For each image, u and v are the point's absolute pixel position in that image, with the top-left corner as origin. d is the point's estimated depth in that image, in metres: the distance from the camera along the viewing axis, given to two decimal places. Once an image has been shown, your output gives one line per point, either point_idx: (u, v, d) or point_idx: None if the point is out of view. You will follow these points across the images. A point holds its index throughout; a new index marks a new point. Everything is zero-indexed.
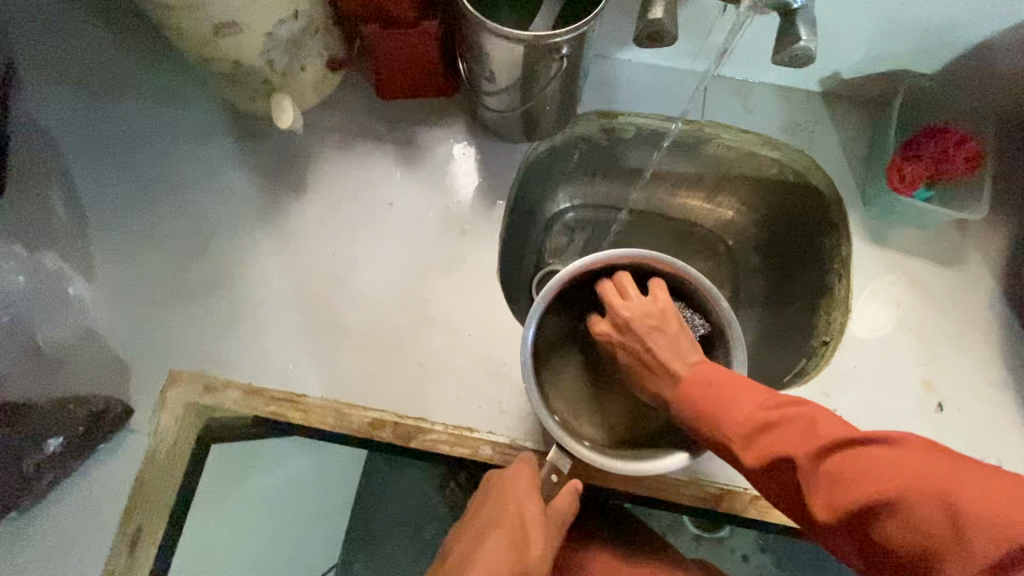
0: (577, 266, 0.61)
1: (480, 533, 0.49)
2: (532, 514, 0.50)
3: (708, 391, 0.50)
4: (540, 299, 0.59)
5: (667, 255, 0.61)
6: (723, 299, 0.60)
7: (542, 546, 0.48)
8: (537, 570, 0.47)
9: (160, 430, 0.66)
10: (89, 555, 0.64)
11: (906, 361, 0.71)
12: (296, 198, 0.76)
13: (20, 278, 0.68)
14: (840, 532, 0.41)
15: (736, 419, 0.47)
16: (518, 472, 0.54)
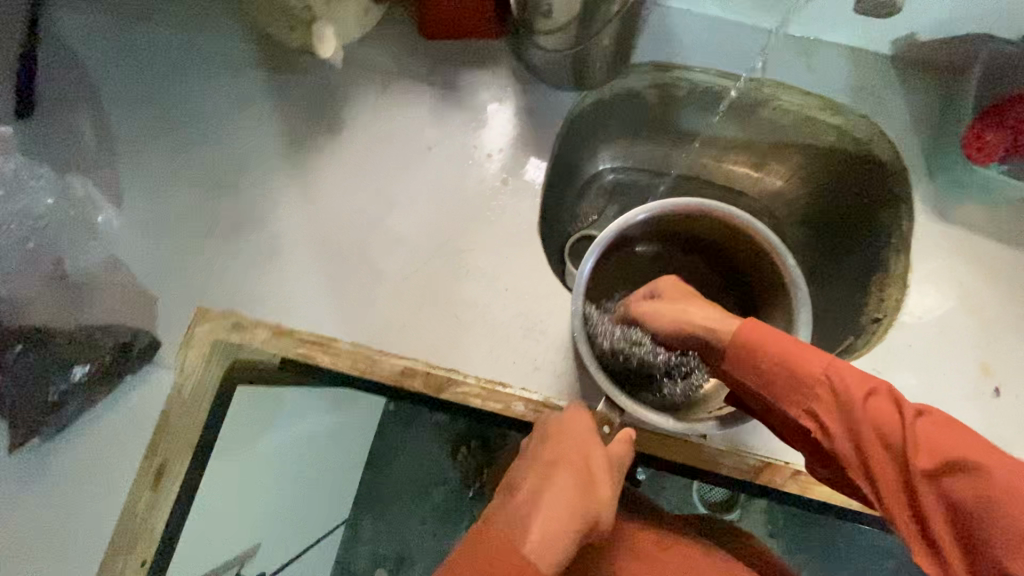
0: (641, 210, 0.62)
1: (545, 473, 0.46)
2: (598, 461, 0.48)
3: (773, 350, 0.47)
4: (595, 247, 0.60)
5: (735, 209, 0.61)
6: (789, 257, 0.60)
7: (608, 488, 0.47)
8: (607, 510, 0.45)
9: (186, 366, 0.65)
10: (116, 486, 0.63)
11: (964, 342, 0.68)
12: (333, 138, 0.73)
13: (49, 201, 0.64)
14: (923, 483, 0.40)
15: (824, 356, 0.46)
16: (575, 413, 0.51)
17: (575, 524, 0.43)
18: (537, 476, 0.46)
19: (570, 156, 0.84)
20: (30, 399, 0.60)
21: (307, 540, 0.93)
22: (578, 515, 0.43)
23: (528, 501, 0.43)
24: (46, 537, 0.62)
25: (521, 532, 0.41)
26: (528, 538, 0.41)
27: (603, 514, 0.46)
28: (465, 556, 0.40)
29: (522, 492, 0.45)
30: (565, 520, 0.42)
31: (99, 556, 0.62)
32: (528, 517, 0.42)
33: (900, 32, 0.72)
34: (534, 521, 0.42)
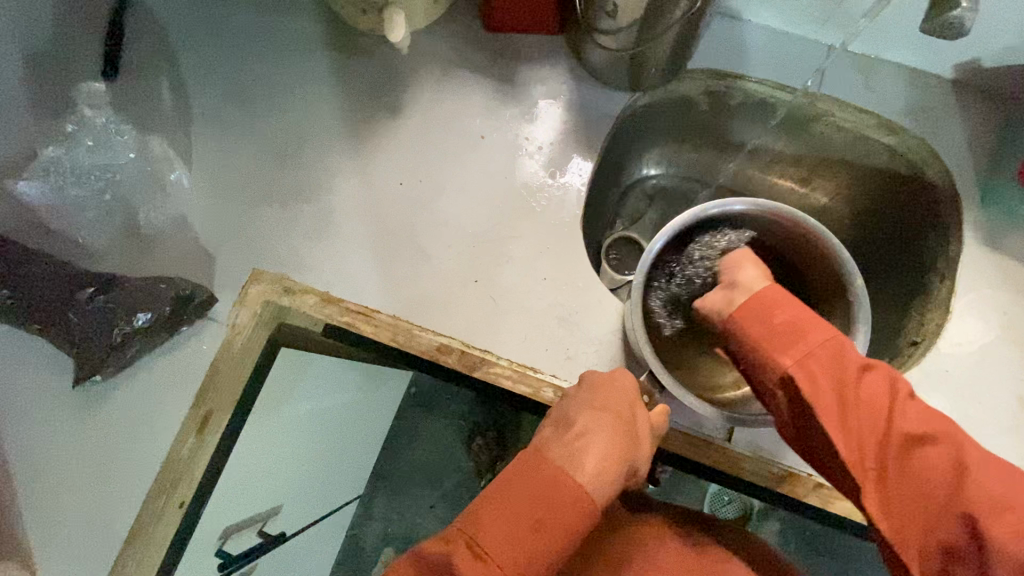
0: (714, 206, 0.64)
1: (599, 419, 0.48)
2: (641, 419, 0.50)
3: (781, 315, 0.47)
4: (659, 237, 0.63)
5: (799, 212, 0.63)
6: (859, 278, 0.61)
7: (645, 448, 0.50)
8: (640, 466, 0.49)
9: (238, 322, 0.68)
10: (166, 427, 0.67)
11: (1003, 373, 0.67)
12: (390, 120, 0.76)
13: (132, 155, 0.71)
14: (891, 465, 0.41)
15: (815, 338, 0.45)
16: (623, 375, 0.52)
17: (621, 471, 0.45)
18: (589, 418, 0.47)
19: (617, 156, 0.85)
20: (97, 338, 0.65)
21: (330, 508, 0.96)
22: (625, 464, 0.46)
23: (582, 442, 0.46)
24: (100, 466, 0.66)
25: (577, 467, 0.44)
26: (584, 472, 0.43)
27: (637, 464, 0.49)
28: (520, 476, 0.42)
29: (574, 431, 0.47)
30: (614, 464, 0.45)
31: (144, 490, 0.66)
32: (583, 454, 0.45)
33: (964, 55, 0.72)
34: (589, 459, 0.44)
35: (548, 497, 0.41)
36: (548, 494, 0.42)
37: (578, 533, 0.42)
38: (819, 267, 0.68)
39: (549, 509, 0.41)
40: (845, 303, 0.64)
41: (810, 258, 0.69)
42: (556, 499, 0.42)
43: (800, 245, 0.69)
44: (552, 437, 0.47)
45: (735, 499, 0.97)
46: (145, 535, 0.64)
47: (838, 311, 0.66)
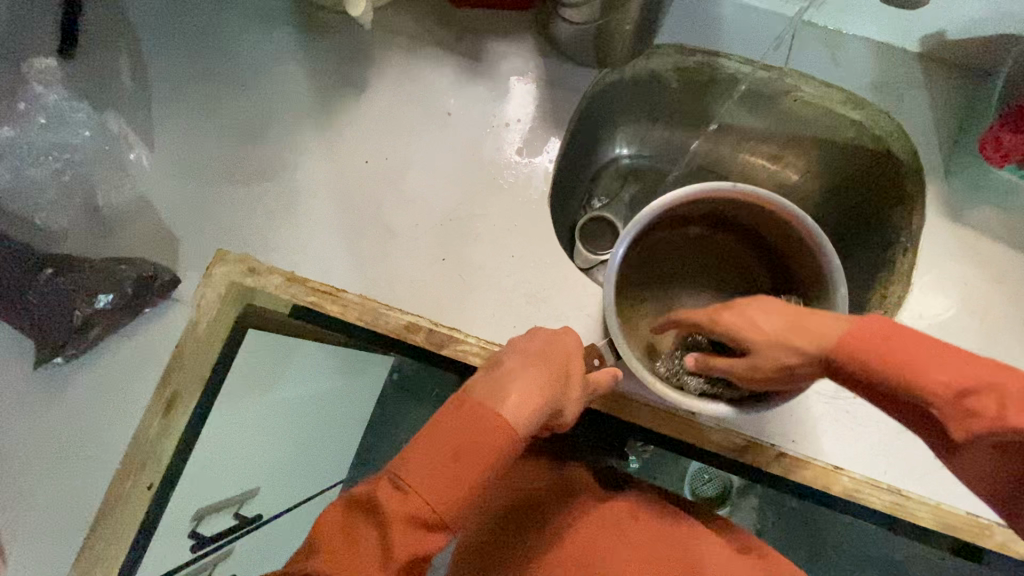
0: (702, 190, 0.62)
1: (528, 359, 0.46)
2: (576, 365, 0.50)
3: (885, 357, 0.37)
4: (644, 217, 0.61)
5: (791, 205, 0.62)
6: (843, 281, 0.61)
7: (577, 391, 0.49)
8: (569, 408, 0.48)
9: (203, 303, 0.68)
10: (131, 409, 0.67)
11: (962, 344, 0.68)
12: (356, 97, 0.75)
13: (86, 134, 0.69)
14: None
15: (959, 396, 0.35)
16: (568, 333, 0.52)
17: (547, 408, 0.44)
18: (519, 359, 0.46)
19: (588, 135, 0.85)
20: (57, 320, 0.63)
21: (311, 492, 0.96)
22: (554, 401, 0.45)
23: (507, 374, 0.45)
24: (68, 450, 0.66)
25: (500, 400, 0.43)
26: (506, 402, 0.43)
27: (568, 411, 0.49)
28: (445, 412, 0.42)
29: (502, 367, 0.46)
30: (541, 396, 0.44)
31: (112, 472, 0.66)
32: (507, 388, 0.43)
33: (928, 28, 0.71)
34: (512, 389, 0.43)
35: (468, 429, 0.41)
36: (469, 426, 0.41)
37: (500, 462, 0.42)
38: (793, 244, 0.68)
39: (470, 440, 0.41)
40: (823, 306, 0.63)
41: (788, 238, 0.68)
42: (475, 428, 0.41)
43: (773, 222, 0.67)
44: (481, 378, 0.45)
45: (715, 476, 1.00)
46: (114, 517, 0.64)
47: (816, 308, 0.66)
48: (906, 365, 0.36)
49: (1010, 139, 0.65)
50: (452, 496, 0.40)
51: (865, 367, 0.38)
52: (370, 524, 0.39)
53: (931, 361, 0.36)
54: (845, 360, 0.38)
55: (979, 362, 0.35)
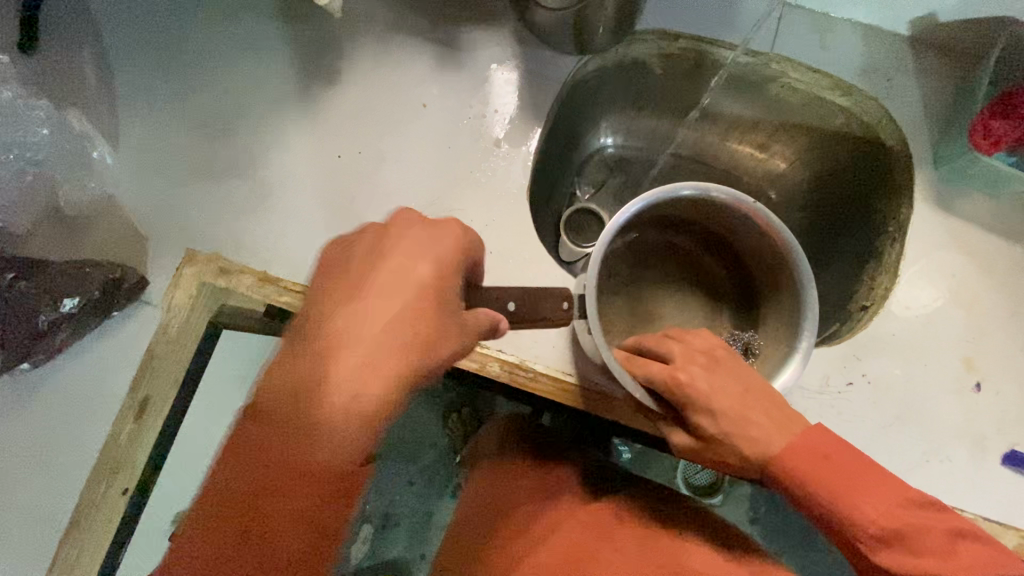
0: (719, 191, 0.61)
1: (376, 288, 0.45)
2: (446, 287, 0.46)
3: (830, 473, 0.47)
4: (659, 192, 0.59)
5: (807, 263, 0.59)
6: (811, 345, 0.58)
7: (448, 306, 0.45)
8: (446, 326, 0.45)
9: (172, 306, 0.66)
10: (101, 413, 0.66)
11: (950, 336, 0.66)
12: (329, 88, 0.72)
13: (43, 131, 0.63)
14: None
15: (870, 504, 0.46)
16: (448, 228, 0.47)
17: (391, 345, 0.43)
18: (366, 288, 0.45)
19: (571, 124, 0.83)
20: (20, 324, 0.62)
21: None
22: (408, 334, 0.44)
23: (345, 312, 0.44)
24: (38, 456, 0.65)
25: (320, 344, 0.43)
26: (314, 349, 0.43)
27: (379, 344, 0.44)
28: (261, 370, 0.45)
29: (352, 301, 0.45)
30: (364, 329, 0.43)
31: (83, 478, 0.64)
32: (337, 328, 0.44)
33: (918, 11, 0.69)
34: (321, 328, 0.44)
35: (321, 383, 0.43)
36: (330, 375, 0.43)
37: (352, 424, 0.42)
38: (770, 272, 0.68)
39: (311, 404, 0.42)
40: (782, 350, 0.62)
41: (771, 263, 0.67)
42: (329, 381, 0.43)
43: (762, 250, 0.66)
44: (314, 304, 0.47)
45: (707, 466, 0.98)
46: (87, 523, 0.63)
47: (774, 346, 0.65)
48: (845, 484, 0.47)
49: (998, 126, 0.64)
50: (314, 472, 0.42)
51: (800, 468, 0.48)
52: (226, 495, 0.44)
53: (866, 491, 0.46)
54: (795, 470, 0.48)
55: (881, 477, 0.47)
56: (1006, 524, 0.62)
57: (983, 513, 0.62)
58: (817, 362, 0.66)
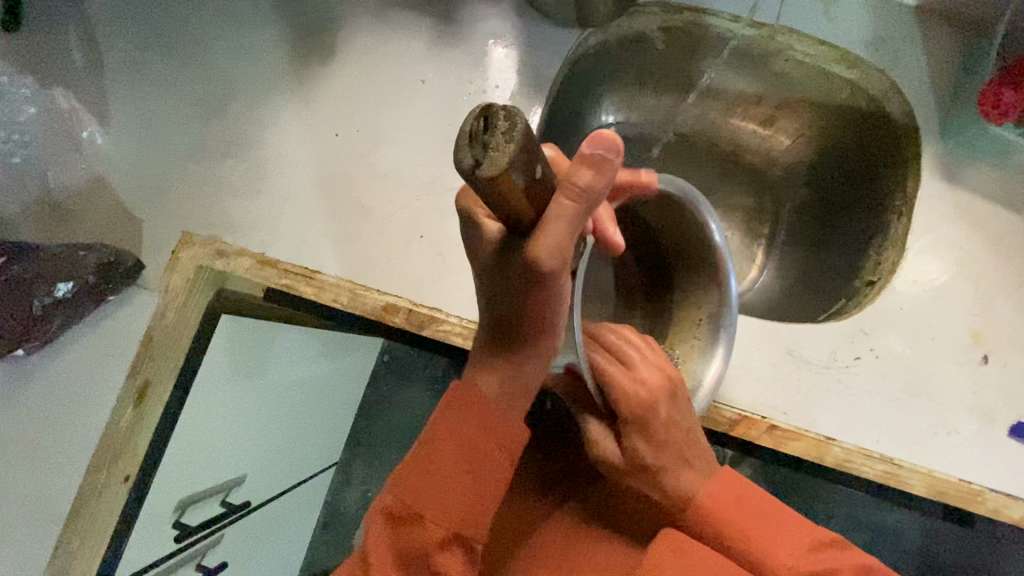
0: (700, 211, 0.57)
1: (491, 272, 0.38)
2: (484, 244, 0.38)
3: (740, 516, 0.45)
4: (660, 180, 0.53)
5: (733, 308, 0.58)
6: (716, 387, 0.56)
7: (562, 218, 0.34)
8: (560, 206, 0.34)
9: (170, 288, 0.64)
10: (98, 401, 0.64)
11: (957, 309, 0.66)
12: (324, 65, 0.71)
13: (31, 110, 0.65)
14: None
15: (785, 554, 0.43)
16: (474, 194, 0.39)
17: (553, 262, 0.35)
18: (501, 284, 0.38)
19: (573, 103, 0.81)
20: (14, 309, 0.60)
21: (297, 478, 0.94)
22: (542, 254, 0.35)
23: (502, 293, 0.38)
24: (36, 444, 0.64)
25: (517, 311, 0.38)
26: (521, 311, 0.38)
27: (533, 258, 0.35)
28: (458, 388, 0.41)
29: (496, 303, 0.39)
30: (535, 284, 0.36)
31: (83, 466, 0.63)
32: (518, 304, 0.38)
33: None
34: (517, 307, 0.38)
35: (503, 290, 0.38)
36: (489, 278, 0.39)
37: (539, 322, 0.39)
38: (687, 294, 0.63)
39: (530, 301, 0.37)
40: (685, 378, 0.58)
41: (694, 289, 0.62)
42: (512, 287, 0.37)
43: (695, 266, 0.62)
44: (470, 202, 0.39)
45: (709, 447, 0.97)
46: (88, 510, 0.63)
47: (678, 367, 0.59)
48: (759, 532, 0.44)
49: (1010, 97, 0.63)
50: (517, 382, 0.40)
51: (716, 516, 0.46)
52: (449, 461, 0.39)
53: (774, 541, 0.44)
54: (710, 518, 0.46)
55: (789, 525, 0.45)
56: (1013, 496, 0.61)
57: (990, 486, 0.62)
58: (825, 337, 0.65)
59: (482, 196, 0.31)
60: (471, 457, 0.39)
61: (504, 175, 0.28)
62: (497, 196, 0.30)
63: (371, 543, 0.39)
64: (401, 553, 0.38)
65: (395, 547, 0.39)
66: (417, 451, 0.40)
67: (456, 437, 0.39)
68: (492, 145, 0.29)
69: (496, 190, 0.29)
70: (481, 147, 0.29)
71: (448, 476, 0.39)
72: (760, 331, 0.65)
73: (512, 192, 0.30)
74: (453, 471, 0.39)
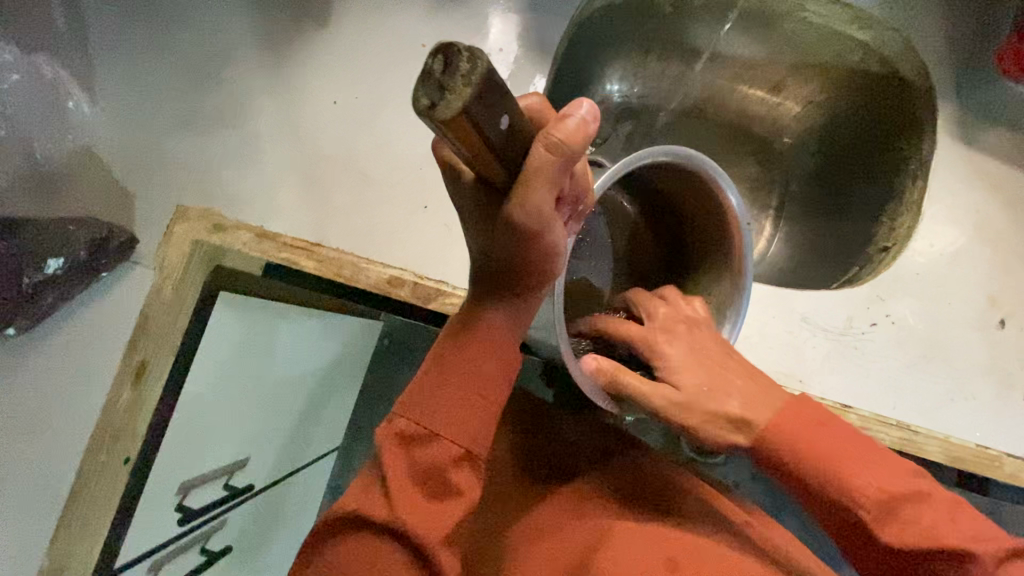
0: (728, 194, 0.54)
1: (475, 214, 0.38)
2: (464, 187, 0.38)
3: (822, 442, 0.43)
4: (687, 155, 0.50)
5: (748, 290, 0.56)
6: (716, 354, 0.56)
7: (538, 175, 0.33)
8: (540, 166, 0.33)
9: (166, 264, 0.63)
10: (94, 382, 0.62)
11: (973, 272, 0.65)
12: (320, 29, 0.68)
13: (14, 77, 0.62)
14: None
15: (871, 481, 0.42)
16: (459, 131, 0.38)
17: (530, 216, 0.34)
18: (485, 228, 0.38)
19: (575, 70, 0.78)
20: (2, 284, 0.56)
21: (299, 461, 0.93)
22: (517, 206, 0.34)
23: (486, 233, 0.38)
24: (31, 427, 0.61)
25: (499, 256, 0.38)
26: (504, 258, 0.38)
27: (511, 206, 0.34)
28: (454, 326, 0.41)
29: (481, 241, 0.39)
30: (513, 233, 0.35)
31: (81, 448, 0.61)
32: (498, 248, 0.37)
33: None
34: (498, 253, 0.38)
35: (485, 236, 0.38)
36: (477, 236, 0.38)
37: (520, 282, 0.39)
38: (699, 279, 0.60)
39: (512, 250, 0.37)
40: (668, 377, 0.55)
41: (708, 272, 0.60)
42: (501, 246, 0.37)
43: (712, 248, 0.59)
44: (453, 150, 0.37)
45: None
46: (88, 495, 0.61)
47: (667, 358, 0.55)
48: (843, 457, 0.43)
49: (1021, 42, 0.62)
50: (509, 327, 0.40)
51: (788, 445, 0.44)
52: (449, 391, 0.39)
53: (857, 469, 0.43)
54: (783, 442, 0.44)
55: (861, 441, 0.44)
56: None
57: (1006, 449, 0.61)
58: (841, 303, 0.63)
59: (438, 135, 0.30)
60: (475, 385, 0.39)
61: (458, 119, 0.27)
62: (451, 137, 0.29)
63: (387, 459, 0.37)
64: (415, 465, 0.38)
65: (414, 461, 0.38)
66: (433, 364, 0.40)
67: (458, 360, 0.39)
68: (451, 85, 0.27)
69: (447, 131, 0.29)
70: (434, 88, 0.27)
71: (460, 394, 0.38)
72: (772, 299, 0.64)
73: (468, 135, 0.29)
74: (454, 396, 0.38)
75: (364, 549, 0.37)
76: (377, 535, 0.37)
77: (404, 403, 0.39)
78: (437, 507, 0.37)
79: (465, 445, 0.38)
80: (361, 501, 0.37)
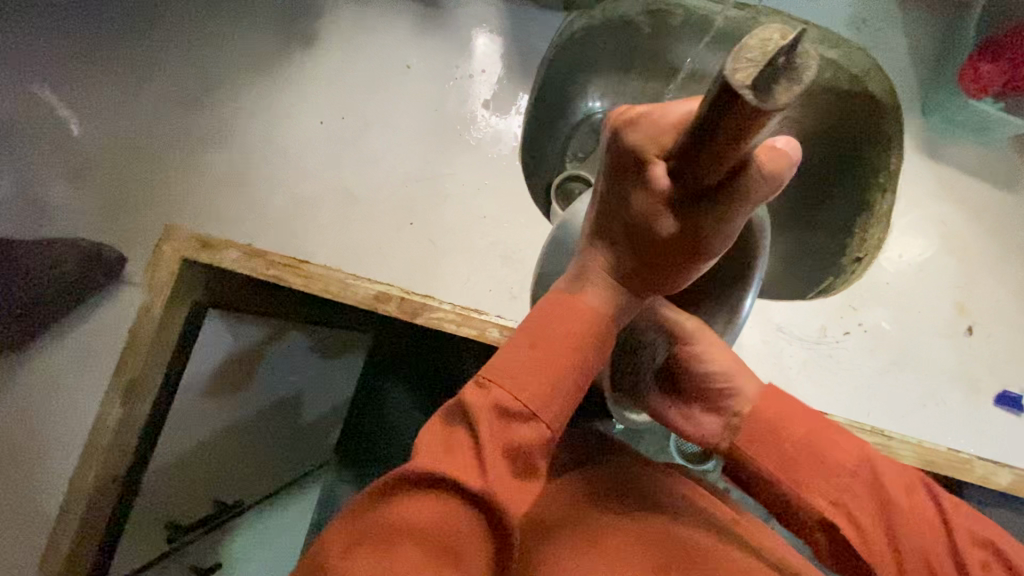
0: None
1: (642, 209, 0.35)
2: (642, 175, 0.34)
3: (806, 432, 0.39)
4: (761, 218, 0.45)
5: None
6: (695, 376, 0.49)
7: (749, 205, 0.33)
8: (759, 195, 0.33)
9: (155, 283, 0.60)
10: (83, 400, 0.62)
11: (941, 282, 0.67)
12: (308, 52, 0.70)
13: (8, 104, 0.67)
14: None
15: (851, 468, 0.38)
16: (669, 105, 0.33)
17: (716, 237, 0.34)
18: (650, 228, 0.35)
19: (558, 88, 0.80)
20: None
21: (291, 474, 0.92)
22: (712, 225, 0.34)
23: (645, 230, 0.35)
24: (22, 446, 0.62)
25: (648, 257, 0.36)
26: (650, 260, 0.36)
27: (708, 220, 0.33)
28: (549, 305, 0.38)
29: (628, 234, 0.36)
30: (689, 242, 0.34)
31: (72, 468, 0.61)
32: (654, 247, 0.35)
33: None
34: (650, 251, 0.36)
35: (644, 234, 0.35)
36: (623, 229, 0.36)
37: (662, 286, 0.38)
38: None
39: (672, 257, 0.36)
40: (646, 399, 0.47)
41: None
42: (666, 252, 0.35)
43: None
44: (641, 135, 0.33)
45: None
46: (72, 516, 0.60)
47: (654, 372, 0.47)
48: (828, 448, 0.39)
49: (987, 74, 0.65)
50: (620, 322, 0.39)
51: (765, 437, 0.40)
52: (544, 368, 0.35)
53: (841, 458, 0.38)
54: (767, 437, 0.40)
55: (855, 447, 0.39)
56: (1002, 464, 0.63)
57: (978, 453, 0.63)
58: (816, 312, 0.66)
59: (715, 124, 0.27)
60: (568, 362, 0.36)
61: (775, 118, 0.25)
62: (736, 128, 0.26)
63: (479, 427, 0.33)
64: (509, 443, 0.34)
65: (509, 435, 0.34)
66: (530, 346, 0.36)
67: (566, 344, 0.36)
68: (789, 77, 0.24)
69: (743, 127, 0.26)
70: (769, 80, 0.24)
71: (563, 378, 0.36)
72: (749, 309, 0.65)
73: (749, 134, 0.26)
74: (547, 374, 0.35)
75: (431, 510, 0.31)
76: (462, 504, 0.31)
77: (499, 373, 0.35)
78: (524, 485, 0.34)
79: (555, 429, 0.36)
80: (446, 463, 0.32)
